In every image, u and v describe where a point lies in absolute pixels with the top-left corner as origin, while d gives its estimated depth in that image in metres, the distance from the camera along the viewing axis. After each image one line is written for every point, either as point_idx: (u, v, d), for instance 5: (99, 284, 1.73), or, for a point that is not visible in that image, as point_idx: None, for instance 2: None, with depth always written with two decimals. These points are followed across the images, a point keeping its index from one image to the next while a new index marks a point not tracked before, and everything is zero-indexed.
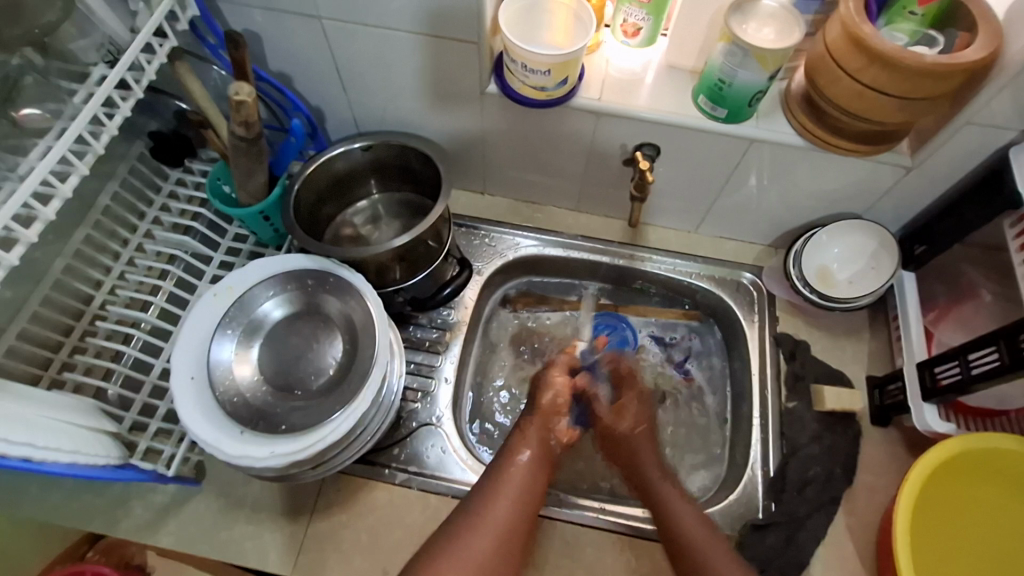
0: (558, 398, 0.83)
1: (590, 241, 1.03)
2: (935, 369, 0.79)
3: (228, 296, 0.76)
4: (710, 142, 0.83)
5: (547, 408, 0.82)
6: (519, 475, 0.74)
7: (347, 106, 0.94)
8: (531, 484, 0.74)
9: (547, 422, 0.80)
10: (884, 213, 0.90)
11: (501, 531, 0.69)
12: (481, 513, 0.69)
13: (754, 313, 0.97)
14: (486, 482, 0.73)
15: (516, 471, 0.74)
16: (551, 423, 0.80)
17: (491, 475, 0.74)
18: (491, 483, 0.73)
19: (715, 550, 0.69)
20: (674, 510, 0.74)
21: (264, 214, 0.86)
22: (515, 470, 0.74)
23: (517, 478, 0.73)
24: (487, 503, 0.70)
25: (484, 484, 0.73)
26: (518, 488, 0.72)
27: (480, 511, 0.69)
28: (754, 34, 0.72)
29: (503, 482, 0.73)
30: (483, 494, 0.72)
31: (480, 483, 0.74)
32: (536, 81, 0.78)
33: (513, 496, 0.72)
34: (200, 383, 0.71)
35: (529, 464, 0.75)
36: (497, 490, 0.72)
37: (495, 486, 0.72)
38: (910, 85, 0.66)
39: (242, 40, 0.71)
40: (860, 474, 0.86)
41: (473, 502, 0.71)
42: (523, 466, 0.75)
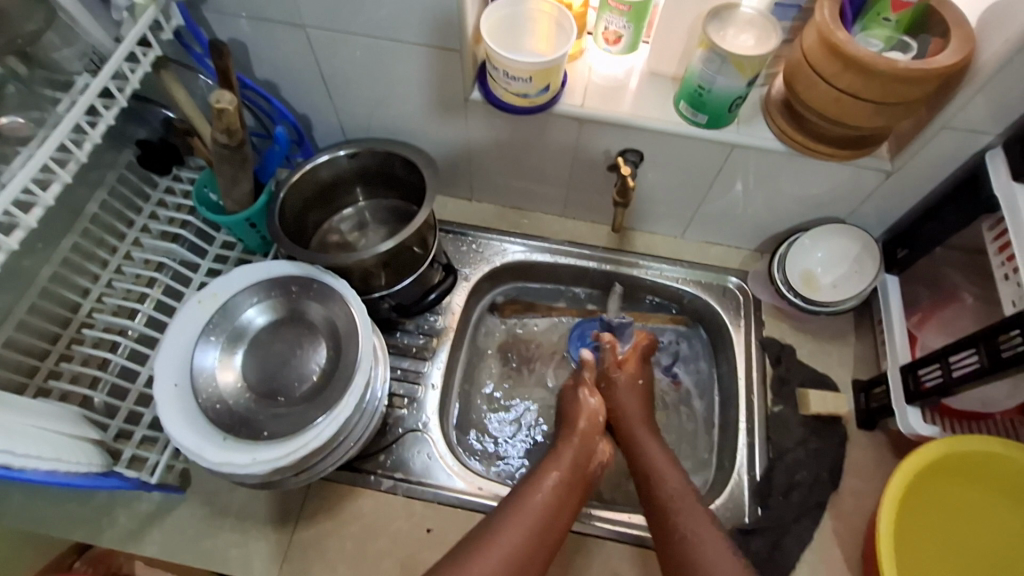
0: (595, 420, 0.83)
1: (577, 247, 1.04)
2: (918, 372, 0.79)
3: (213, 303, 0.77)
4: (693, 147, 0.84)
5: (577, 432, 0.81)
6: (546, 498, 0.71)
7: (333, 113, 0.94)
8: (557, 511, 0.71)
9: (580, 446, 0.79)
10: (866, 217, 0.91)
11: (515, 557, 0.65)
12: (500, 536, 0.66)
13: (740, 317, 0.98)
14: (509, 504, 0.70)
15: (542, 497, 0.71)
16: (587, 447, 0.79)
17: (516, 498, 0.71)
18: (517, 505, 0.70)
19: (704, 528, 0.70)
20: (672, 490, 0.75)
21: (250, 221, 0.87)
22: (542, 493, 0.72)
23: (543, 499, 0.71)
24: (507, 526, 0.67)
25: (508, 507, 0.70)
26: (542, 512, 0.70)
27: (499, 533, 0.66)
28: (733, 41, 0.73)
29: (528, 504, 0.70)
30: (505, 514, 0.69)
31: (504, 502, 0.71)
32: (518, 88, 0.79)
33: (538, 519, 0.69)
34: (183, 390, 0.72)
35: (557, 488, 0.73)
36: (521, 508, 0.69)
37: (519, 508, 0.69)
38: (885, 90, 0.67)
39: (226, 50, 0.73)
40: (847, 478, 0.86)
41: (494, 521, 0.68)
42: (550, 486, 0.73)
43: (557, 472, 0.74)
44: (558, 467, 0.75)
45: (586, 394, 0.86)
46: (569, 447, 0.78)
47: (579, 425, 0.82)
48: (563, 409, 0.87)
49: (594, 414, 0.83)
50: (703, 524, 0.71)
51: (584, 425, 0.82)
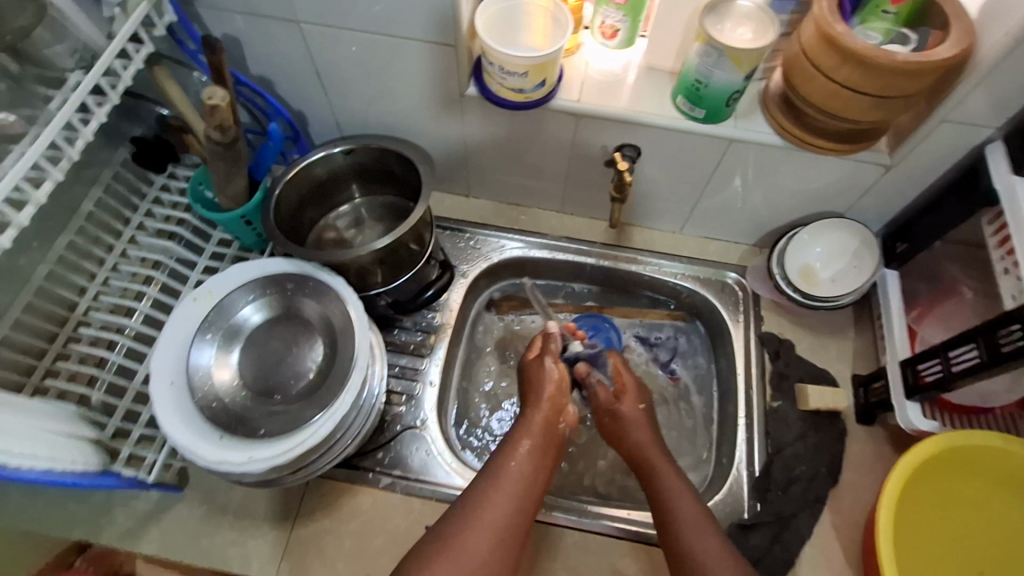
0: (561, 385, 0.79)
1: (574, 243, 1.03)
2: (917, 366, 0.79)
3: (208, 301, 0.76)
4: (691, 142, 0.83)
5: (542, 396, 0.77)
6: (522, 466, 0.69)
7: (329, 109, 0.94)
8: (534, 476, 0.69)
9: (550, 410, 0.76)
10: (865, 212, 0.90)
11: (500, 528, 0.64)
12: (477, 512, 0.64)
13: (739, 313, 0.97)
14: (485, 478, 0.68)
15: (518, 465, 0.69)
16: (558, 407, 0.77)
17: (491, 469, 0.69)
18: (490, 479, 0.68)
19: (703, 537, 0.67)
20: (671, 493, 0.72)
21: (246, 219, 0.86)
22: (517, 460, 0.69)
23: (520, 469, 0.69)
24: (485, 499, 0.65)
25: (482, 479, 0.68)
26: (518, 481, 0.67)
27: (476, 509, 0.64)
28: (730, 35, 0.72)
29: (504, 473, 0.68)
30: (484, 485, 0.67)
31: (481, 471, 0.69)
32: (514, 83, 0.78)
33: (514, 488, 0.67)
34: (179, 390, 0.71)
35: (533, 451, 0.71)
36: (500, 480, 0.67)
37: (496, 479, 0.67)
38: (884, 84, 0.66)
39: (220, 46, 0.72)
40: (846, 473, 0.86)
41: (474, 491, 0.66)
42: (526, 451, 0.71)
43: (530, 437, 0.72)
44: (530, 431, 0.73)
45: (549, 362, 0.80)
46: (538, 411, 0.75)
47: (547, 389, 0.78)
48: (528, 381, 0.81)
49: (556, 380, 0.79)
50: (696, 519, 0.69)
51: (549, 391, 0.77)
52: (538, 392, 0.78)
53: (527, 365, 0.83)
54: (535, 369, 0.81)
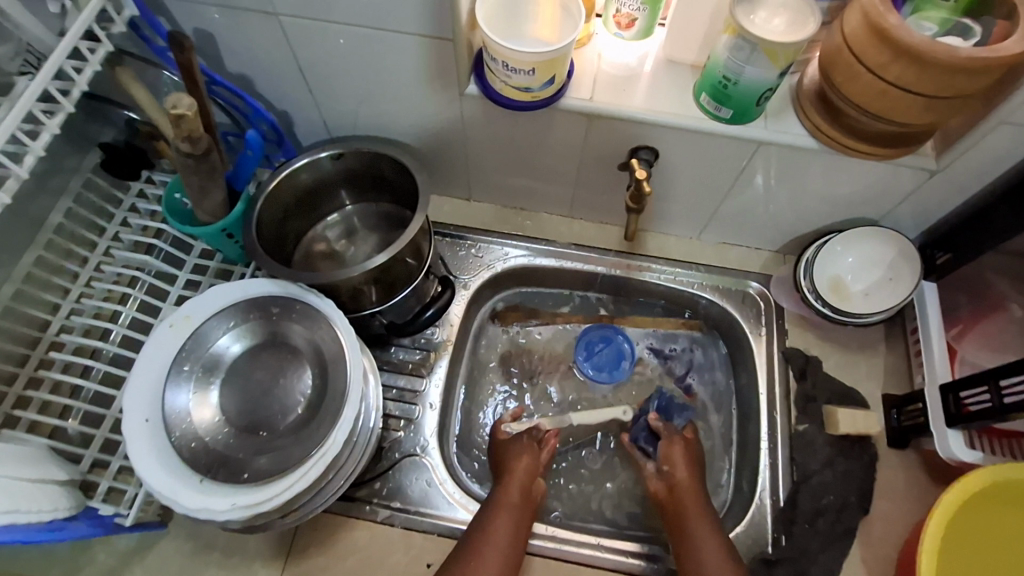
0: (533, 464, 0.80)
1: (583, 250, 0.96)
2: (958, 393, 0.72)
3: (186, 327, 0.69)
4: (715, 145, 0.76)
5: (515, 478, 0.77)
6: (497, 556, 0.70)
7: (315, 109, 0.86)
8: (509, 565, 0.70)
9: (524, 493, 0.76)
10: (901, 220, 0.83)
11: None
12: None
13: (761, 326, 0.90)
14: (460, 567, 0.69)
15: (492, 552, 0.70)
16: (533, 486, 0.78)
17: (464, 558, 0.70)
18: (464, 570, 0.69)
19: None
20: (705, 554, 0.71)
21: (227, 232, 0.79)
22: (492, 550, 0.70)
23: (494, 551, 0.70)
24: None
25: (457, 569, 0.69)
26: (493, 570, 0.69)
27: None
28: (763, 26, 0.64)
29: (478, 563, 0.69)
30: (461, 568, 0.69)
31: (458, 552, 0.71)
32: (519, 81, 0.70)
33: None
34: (155, 428, 0.64)
35: (507, 538, 0.72)
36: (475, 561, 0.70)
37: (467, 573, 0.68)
38: (941, 83, 0.58)
39: (188, 44, 0.64)
40: (878, 501, 0.80)
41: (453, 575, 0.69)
42: (501, 538, 0.71)
43: (505, 521, 0.73)
44: (502, 516, 0.73)
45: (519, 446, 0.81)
46: (513, 492, 0.76)
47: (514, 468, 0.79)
48: (499, 463, 0.81)
49: (529, 466, 0.79)
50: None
51: (521, 474, 0.78)
52: (511, 473, 0.78)
53: (499, 445, 0.83)
54: (506, 450, 0.82)
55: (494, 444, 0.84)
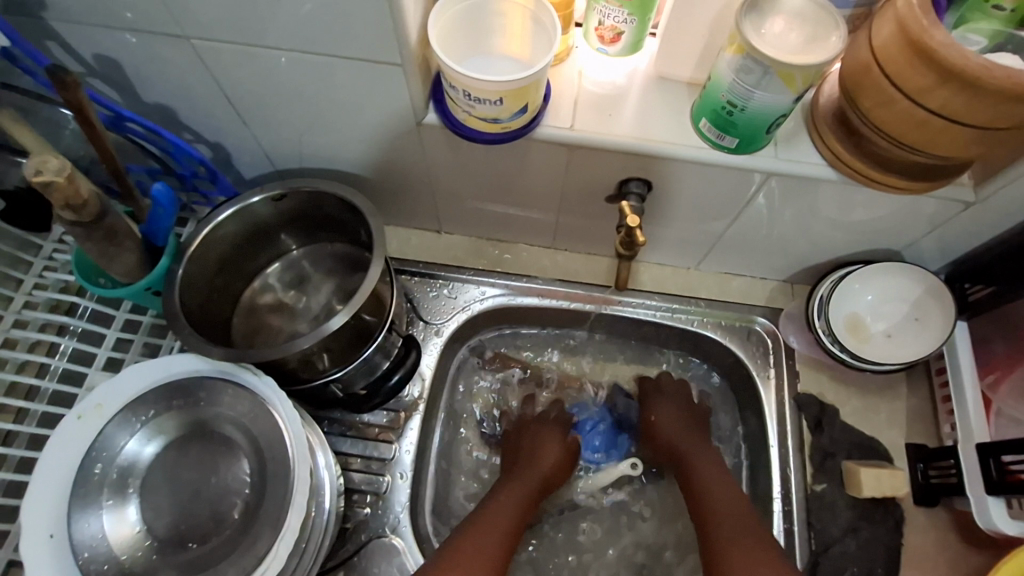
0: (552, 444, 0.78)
1: (569, 287, 0.85)
2: (1000, 456, 0.63)
3: (97, 418, 0.58)
4: (718, 176, 0.65)
5: (536, 459, 0.76)
6: (505, 524, 0.68)
7: (254, 140, 0.74)
8: (514, 534, 0.69)
9: (540, 480, 0.74)
10: (928, 251, 0.73)
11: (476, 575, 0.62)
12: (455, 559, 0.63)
13: (769, 368, 0.81)
14: (467, 526, 0.67)
15: (499, 520, 0.68)
16: (546, 456, 0.76)
17: (475, 520, 0.68)
18: (474, 528, 0.67)
19: (742, 521, 0.66)
20: (710, 480, 0.71)
21: (153, 289, 0.67)
22: (498, 518, 0.69)
23: (500, 523, 0.68)
24: (463, 553, 0.64)
25: (466, 527, 0.67)
26: (499, 536, 0.67)
27: (462, 554, 0.64)
28: (777, 41, 0.53)
29: (483, 527, 0.67)
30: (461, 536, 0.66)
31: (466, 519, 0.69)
32: (485, 112, 0.59)
33: (496, 545, 0.66)
34: (60, 547, 0.54)
35: (516, 514, 0.70)
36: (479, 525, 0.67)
37: (474, 534, 0.66)
38: (994, 113, 0.48)
39: (72, 80, 0.52)
40: (905, 571, 0.72)
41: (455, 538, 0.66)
42: (509, 512, 0.70)
43: (516, 496, 0.72)
44: (515, 491, 0.72)
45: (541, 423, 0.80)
46: (530, 477, 0.74)
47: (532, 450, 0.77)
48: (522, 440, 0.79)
49: (553, 447, 0.77)
50: (739, 508, 0.67)
51: (542, 457, 0.76)
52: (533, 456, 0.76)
53: (523, 422, 0.81)
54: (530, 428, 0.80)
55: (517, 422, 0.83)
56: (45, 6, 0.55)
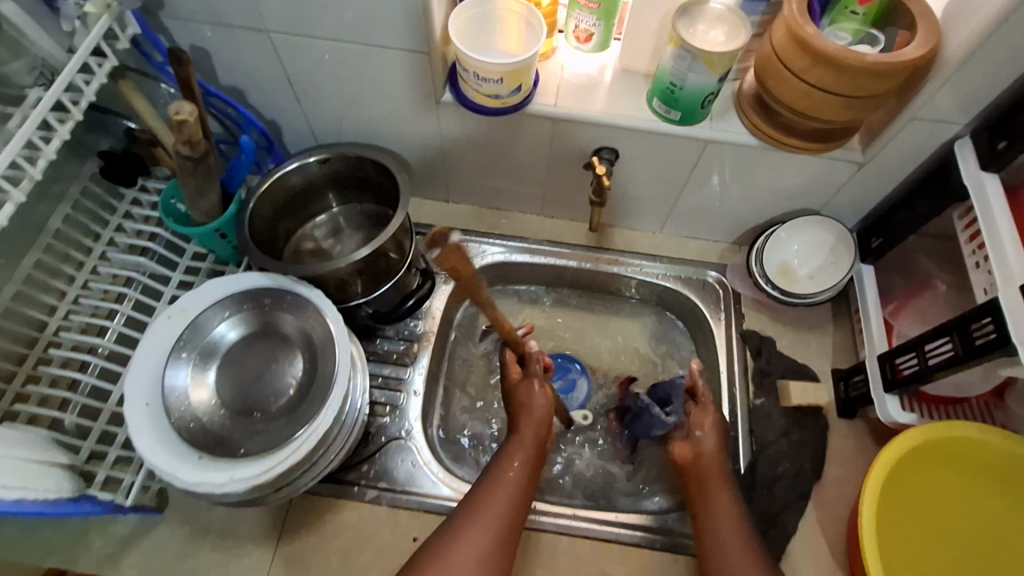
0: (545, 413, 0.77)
1: (556, 246, 1.03)
2: (894, 360, 0.80)
3: (182, 318, 0.75)
4: (667, 144, 0.83)
5: (524, 412, 0.77)
6: (510, 490, 0.69)
7: (303, 118, 0.92)
8: (522, 500, 0.70)
9: (536, 437, 0.75)
10: (841, 209, 0.92)
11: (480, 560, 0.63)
12: (466, 526, 0.65)
13: (720, 311, 0.98)
14: (472, 496, 0.69)
15: (505, 487, 0.70)
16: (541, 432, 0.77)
17: (480, 488, 0.70)
18: (481, 498, 0.68)
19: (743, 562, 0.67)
20: (723, 526, 0.71)
21: (220, 232, 0.85)
22: (505, 486, 0.70)
23: (505, 488, 0.70)
24: (471, 521, 0.66)
25: (473, 497, 0.69)
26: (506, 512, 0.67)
27: (472, 521, 0.66)
28: (703, 37, 0.72)
29: (490, 495, 0.68)
30: (466, 515, 0.67)
31: (470, 494, 0.69)
32: (489, 89, 0.77)
33: (505, 512, 0.67)
34: (155, 411, 0.70)
35: (521, 480, 0.71)
36: (484, 504, 0.68)
37: (482, 505, 0.68)
38: (855, 85, 0.67)
39: (187, 58, 0.70)
40: (828, 467, 0.87)
41: (457, 517, 0.67)
42: (515, 478, 0.71)
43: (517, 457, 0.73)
44: (515, 456, 0.73)
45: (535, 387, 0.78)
46: (525, 434, 0.75)
47: (535, 412, 0.77)
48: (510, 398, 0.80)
49: (541, 402, 0.78)
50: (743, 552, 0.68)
51: (531, 413, 0.77)
52: (525, 415, 0.77)
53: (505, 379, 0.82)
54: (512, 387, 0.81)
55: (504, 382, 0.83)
56: (162, 6, 0.74)
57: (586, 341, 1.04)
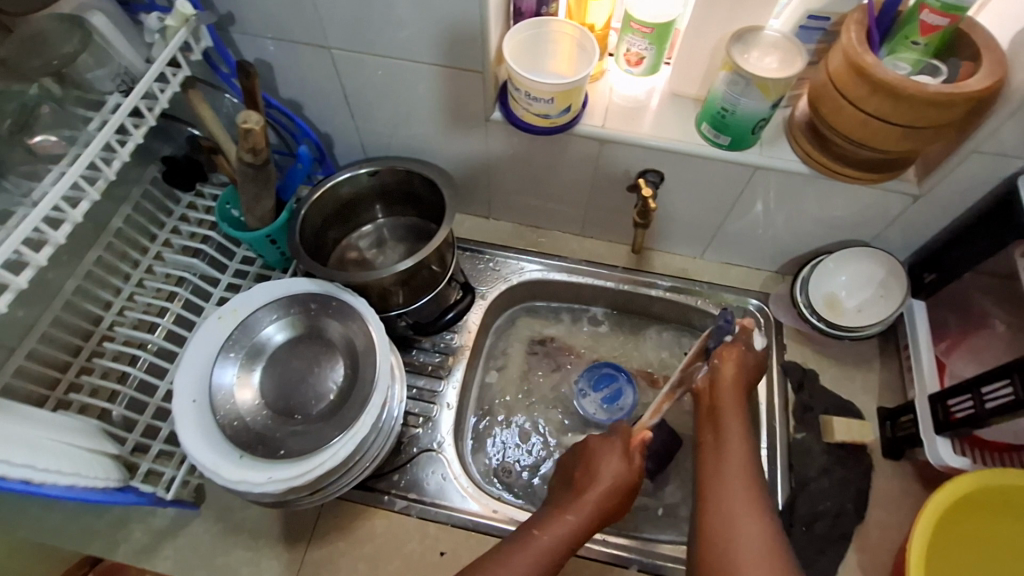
0: (615, 484, 0.70)
1: (594, 267, 1.02)
2: (947, 402, 0.77)
3: (232, 318, 0.78)
4: (716, 170, 0.83)
5: (599, 481, 0.70)
6: (543, 552, 0.65)
7: (355, 132, 0.95)
8: (551, 567, 0.65)
9: (598, 507, 0.69)
10: (892, 241, 0.89)
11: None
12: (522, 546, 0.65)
13: (761, 341, 0.95)
14: (522, 534, 0.67)
15: (534, 548, 0.65)
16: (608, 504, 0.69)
17: (515, 540, 0.66)
18: (535, 525, 0.68)
19: None
20: (739, 523, 0.59)
21: (270, 238, 0.88)
22: (537, 545, 0.65)
23: (547, 545, 0.66)
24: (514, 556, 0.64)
25: (514, 539, 0.67)
26: (548, 552, 0.65)
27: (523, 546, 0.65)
28: (757, 64, 0.72)
29: (519, 552, 0.65)
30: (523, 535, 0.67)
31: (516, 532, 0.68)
32: (539, 109, 0.78)
33: (533, 570, 0.64)
34: (200, 408, 0.72)
35: (554, 547, 0.65)
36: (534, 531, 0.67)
37: (528, 538, 0.66)
38: (914, 114, 0.66)
39: (253, 70, 0.72)
40: (872, 509, 0.84)
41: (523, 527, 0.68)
42: (548, 545, 0.66)
43: (565, 520, 0.67)
44: (562, 521, 0.67)
45: (620, 459, 0.72)
46: (586, 501, 0.69)
47: (605, 480, 0.70)
48: (590, 455, 0.74)
49: (621, 477, 0.71)
50: None
51: (604, 482, 0.70)
52: (594, 483, 0.70)
53: (597, 436, 0.76)
54: (603, 446, 0.74)
55: (600, 435, 0.76)
56: (233, 22, 0.78)
57: (624, 362, 1.03)
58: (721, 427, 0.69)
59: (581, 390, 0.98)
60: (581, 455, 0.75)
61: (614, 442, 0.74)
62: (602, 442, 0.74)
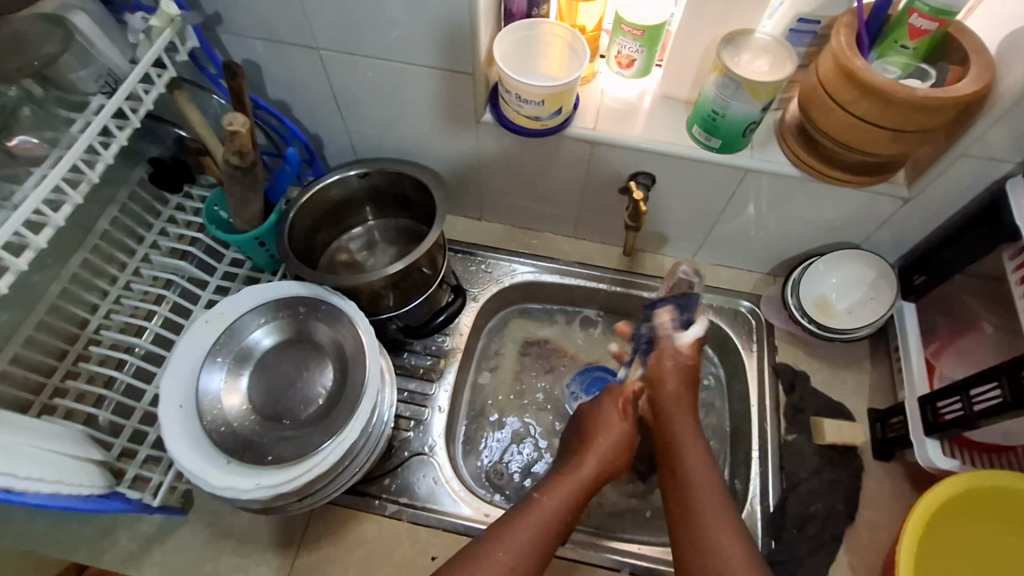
0: (616, 442, 0.72)
1: (586, 269, 1.02)
2: (936, 404, 0.77)
3: (220, 322, 0.77)
4: (707, 172, 0.83)
5: (598, 443, 0.72)
6: (548, 512, 0.65)
7: (345, 133, 0.95)
8: (557, 527, 0.65)
9: (600, 463, 0.70)
10: (882, 244, 0.90)
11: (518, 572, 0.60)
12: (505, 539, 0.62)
13: (752, 343, 0.95)
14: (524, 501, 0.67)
15: (538, 513, 0.65)
16: (609, 462, 0.71)
17: (517, 508, 0.66)
18: (517, 517, 0.65)
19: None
20: (717, 525, 0.61)
21: (259, 241, 0.87)
22: (542, 507, 0.66)
23: (553, 504, 0.66)
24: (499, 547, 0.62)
25: (503, 520, 0.65)
26: (547, 521, 0.64)
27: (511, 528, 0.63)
28: (747, 67, 0.72)
29: (526, 514, 0.65)
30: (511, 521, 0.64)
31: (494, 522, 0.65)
32: (530, 111, 0.78)
33: (538, 532, 0.63)
34: (187, 413, 0.72)
35: (561, 505, 0.66)
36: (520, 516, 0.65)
37: (521, 514, 0.65)
38: (903, 118, 0.66)
39: (240, 71, 0.71)
40: (863, 511, 0.84)
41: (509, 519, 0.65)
42: (554, 504, 0.66)
43: (569, 482, 0.68)
44: (566, 481, 0.68)
45: (619, 416, 0.74)
46: (588, 461, 0.70)
47: (605, 440, 0.72)
48: (588, 419, 0.76)
49: (620, 436, 0.73)
50: None
51: (604, 443, 0.72)
52: (594, 443, 0.72)
53: (592, 400, 0.77)
54: (600, 408, 0.76)
55: (596, 398, 0.78)
56: (220, 23, 0.77)
57: (616, 364, 1.03)
58: (675, 438, 0.70)
59: (572, 394, 0.99)
60: (577, 424, 0.77)
61: (610, 401, 0.76)
62: (601, 403, 0.76)
